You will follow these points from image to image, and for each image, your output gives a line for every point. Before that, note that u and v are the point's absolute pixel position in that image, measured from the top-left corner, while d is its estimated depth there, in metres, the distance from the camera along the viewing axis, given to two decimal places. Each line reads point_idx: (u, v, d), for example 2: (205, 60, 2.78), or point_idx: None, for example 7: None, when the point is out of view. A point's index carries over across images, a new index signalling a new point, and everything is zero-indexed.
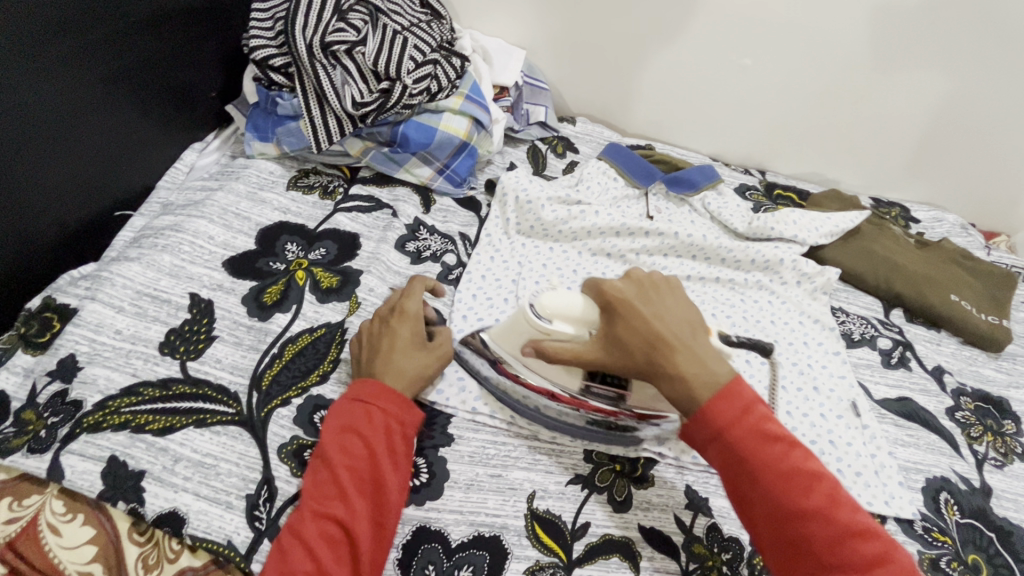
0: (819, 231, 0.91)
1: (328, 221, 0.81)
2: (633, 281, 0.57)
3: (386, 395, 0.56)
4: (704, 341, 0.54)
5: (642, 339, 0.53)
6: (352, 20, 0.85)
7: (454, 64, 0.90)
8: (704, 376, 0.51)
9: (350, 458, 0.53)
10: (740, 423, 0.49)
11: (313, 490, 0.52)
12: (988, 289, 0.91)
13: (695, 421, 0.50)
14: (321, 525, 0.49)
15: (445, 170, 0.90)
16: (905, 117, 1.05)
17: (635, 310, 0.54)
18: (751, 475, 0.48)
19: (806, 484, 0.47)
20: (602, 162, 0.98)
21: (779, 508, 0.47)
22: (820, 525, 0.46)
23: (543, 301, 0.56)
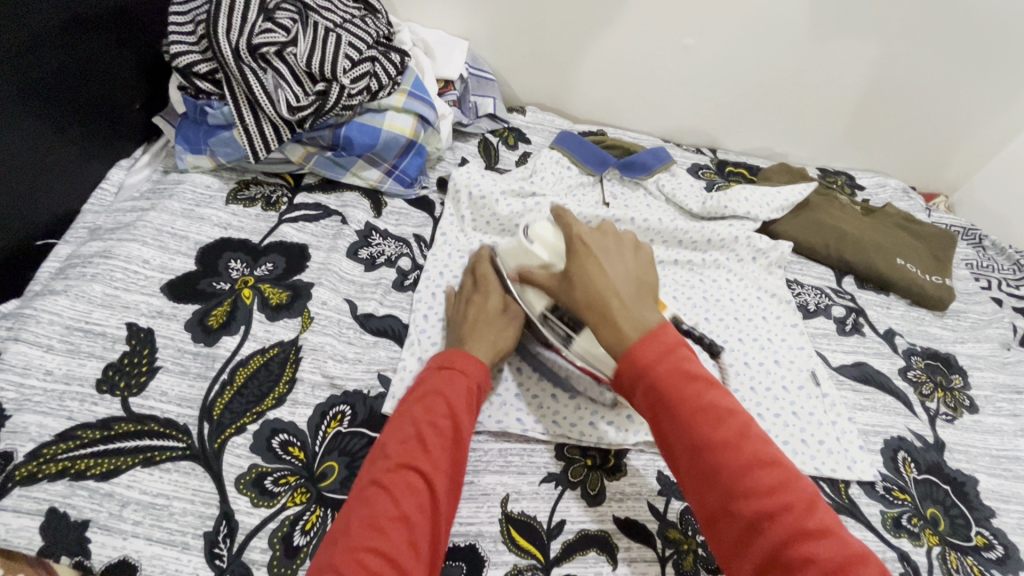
0: (770, 206, 0.93)
1: (274, 234, 0.78)
2: (594, 232, 0.61)
3: (473, 364, 0.58)
4: (647, 298, 0.55)
5: (590, 291, 0.55)
6: (280, 19, 0.80)
7: (393, 60, 0.86)
8: (634, 317, 0.52)
9: (435, 415, 0.53)
10: (670, 365, 0.48)
11: (396, 443, 0.51)
12: (930, 250, 0.95)
13: (621, 366, 0.50)
14: (403, 474, 0.48)
15: (394, 170, 0.87)
16: (846, 86, 1.07)
17: (593, 256, 0.58)
18: (676, 421, 0.46)
19: (737, 442, 0.44)
20: (554, 151, 0.97)
21: (696, 443, 0.45)
22: (744, 473, 0.43)
23: (534, 226, 0.64)
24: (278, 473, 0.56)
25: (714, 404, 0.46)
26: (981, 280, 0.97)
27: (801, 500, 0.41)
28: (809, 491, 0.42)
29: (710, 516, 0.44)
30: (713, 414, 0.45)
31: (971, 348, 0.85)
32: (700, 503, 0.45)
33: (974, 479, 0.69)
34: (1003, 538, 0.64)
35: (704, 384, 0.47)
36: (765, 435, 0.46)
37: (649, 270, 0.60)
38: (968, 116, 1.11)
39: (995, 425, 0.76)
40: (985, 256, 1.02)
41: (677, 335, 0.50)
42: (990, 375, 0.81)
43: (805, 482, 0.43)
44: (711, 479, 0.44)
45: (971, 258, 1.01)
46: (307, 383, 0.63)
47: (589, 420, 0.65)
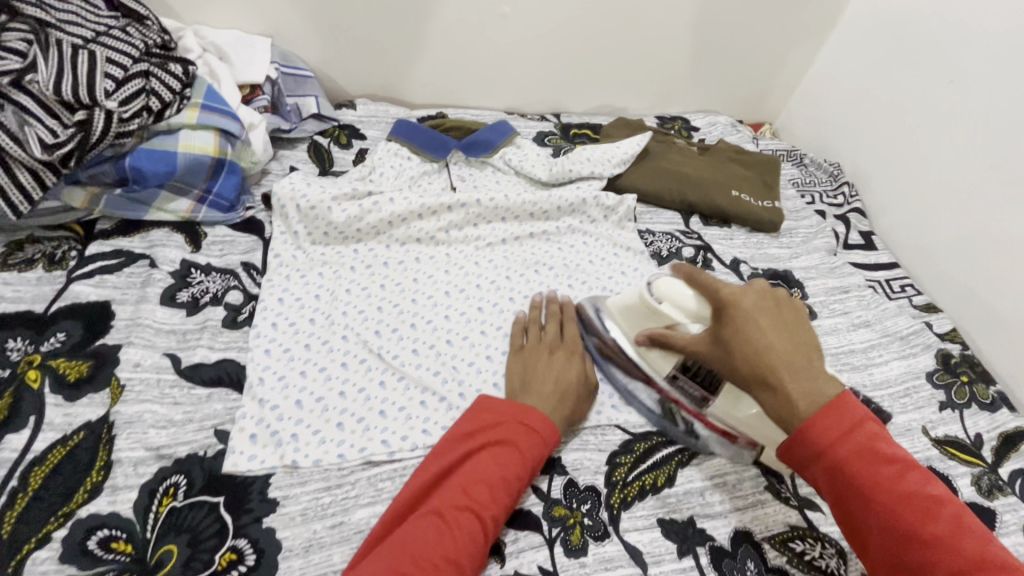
0: (612, 162, 0.94)
1: (62, 296, 0.66)
2: (756, 291, 0.55)
3: (553, 431, 0.56)
4: (814, 366, 0.51)
5: (751, 356, 0.51)
6: (11, 43, 0.66)
7: (172, 71, 0.76)
8: (810, 392, 0.49)
9: (508, 469, 0.52)
10: (856, 449, 0.47)
11: (465, 483, 0.50)
12: (760, 176, 1.02)
13: (797, 439, 0.49)
14: (464, 515, 0.48)
15: (207, 196, 0.77)
16: (665, 35, 1.11)
17: (748, 319, 0.53)
18: (875, 513, 0.46)
19: (943, 537, 0.44)
20: (391, 144, 0.91)
21: (896, 527, 0.45)
22: (951, 558, 0.43)
23: (660, 284, 0.62)
24: None
25: (909, 492, 0.46)
26: (806, 196, 1.06)
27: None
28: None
29: None
30: (912, 505, 0.45)
31: (805, 261, 0.93)
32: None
33: None
34: None
35: (902, 468, 0.47)
36: (983, 530, 0.45)
37: (810, 332, 0.54)
38: (775, 47, 1.20)
39: (832, 325, 0.83)
40: (807, 173, 1.12)
41: (863, 408, 0.49)
42: (822, 282, 0.89)
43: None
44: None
45: (797, 177, 1.10)
46: (126, 462, 0.54)
47: None
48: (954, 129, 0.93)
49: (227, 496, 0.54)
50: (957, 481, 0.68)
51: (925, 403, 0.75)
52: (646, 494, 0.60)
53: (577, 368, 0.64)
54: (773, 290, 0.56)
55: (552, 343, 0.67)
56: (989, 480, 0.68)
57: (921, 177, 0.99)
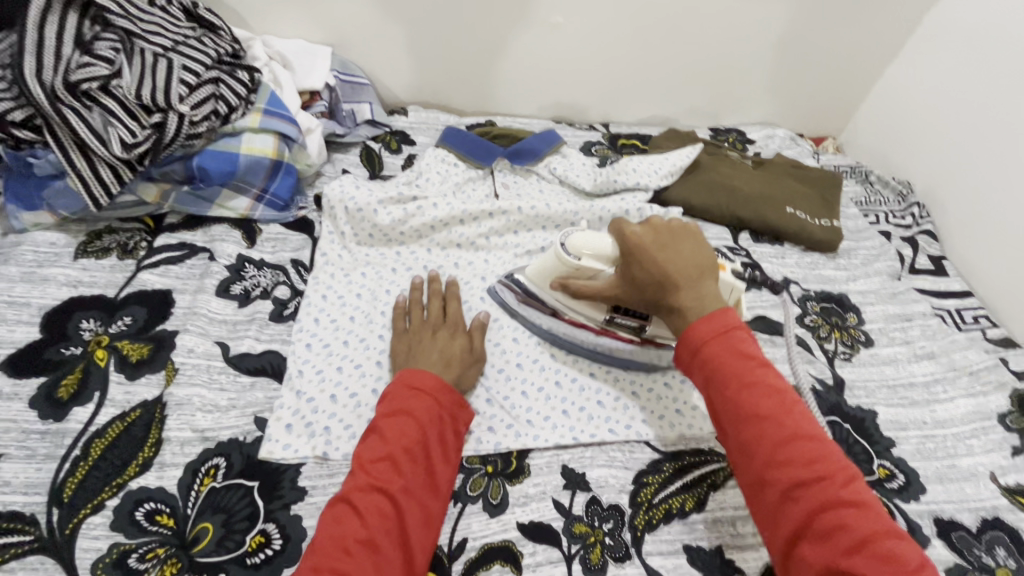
0: (659, 173, 0.93)
1: (131, 284, 0.72)
2: (649, 227, 0.63)
3: (446, 391, 0.58)
4: (708, 281, 0.59)
5: (649, 277, 0.60)
6: (100, 50, 0.73)
7: (240, 77, 0.81)
8: (703, 308, 0.56)
9: (406, 440, 0.53)
10: (722, 347, 0.53)
11: (366, 463, 0.51)
12: (818, 193, 0.97)
13: (682, 341, 0.56)
14: (373, 496, 0.49)
15: (264, 195, 0.82)
16: (722, 45, 1.08)
17: (647, 253, 0.60)
18: (726, 402, 0.51)
19: (784, 416, 0.49)
20: (439, 150, 0.93)
21: (741, 409, 0.50)
22: (778, 429, 0.49)
23: (573, 240, 0.66)
24: (143, 548, 0.51)
25: (762, 382, 0.51)
26: (869, 216, 1.00)
27: (842, 473, 0.47)
28: (847, 469, 0.47)
29: (751, 486, 0.49)
30: (757, 392, 0.50)
31: (863, 285, 0.87)
32: (743, 472, 0.50)
33: (874, 412, 0.71)
34: (903, 466, 0.66)
35: (758, 364, 0.52)
36: (808, 413, 0.51)
37: (708, 251, 0.62)
38: (841, 59, 1.14)
39: (891, 355, 0.78)
40: (872, 192, 1.05)
41: (737, 319, 0.55)
42: (882, 308, 0.84)
43: (839, 453, 0.48)
44: (754, 449, 0.49)
45: (860, 195, 1.04)
46: (174, 441, 0.58)
47: (487, 425, 0.63)
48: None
49: (261, 482, 0.57)
50: None
51: (995, 447, 0.69)
52: (673, 517, 0.58)
53: (461, 340, 0.65)
54: (667, 223, 0.64)
55: (431, 322, 0.67)
56: None
57: (1001, 200, 0.91)
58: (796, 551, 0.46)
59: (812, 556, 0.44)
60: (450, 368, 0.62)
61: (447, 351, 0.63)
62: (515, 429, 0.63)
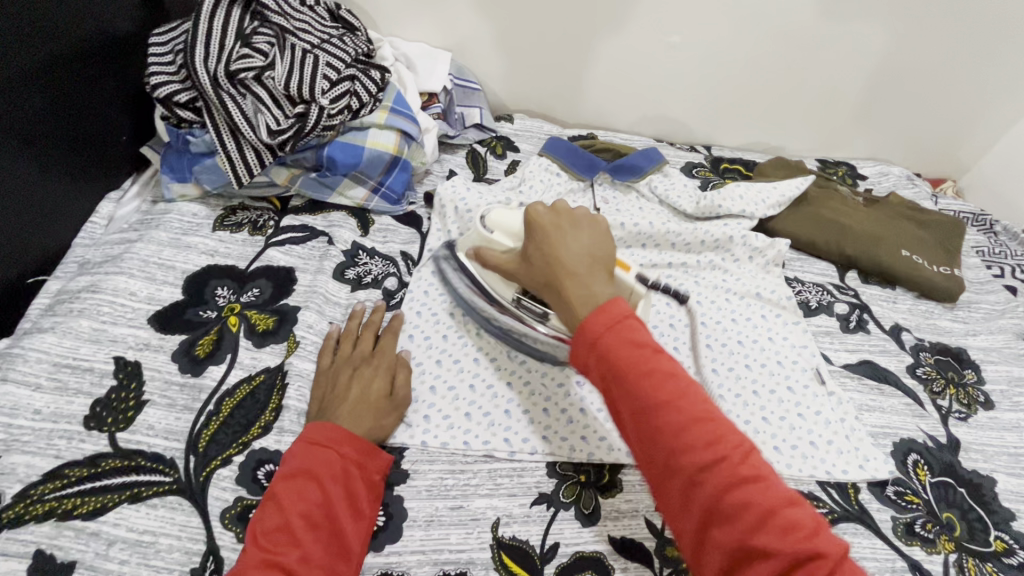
0: (766, 203, 0.90)
1: (260, 258, 0.78)
2: (552, 211, 0.57)
3: (354, 442, 0.55)
4: (601, 272, 0.53)
5: (545, 262, 0.54)
6: (257, 43, 0.80)
7: (373, 76, 0.86)
8: (589, 298, 0.50)
9: (305, 503, 0.50)
10: (617, 340, 0.46)
11: (260, 535, 0.48)
12: (936, 238, 0.92)
13: (576, 335, 0.48)
14: (270, 570, 0.45)
15: (380, 188, 0.87)
16: (841, 75, 1.04)
17: (545, 236, 0.55)
18: (625, 393, 0.45)
19: (682, 403, 0.44)
20: (543, 158, 0.95)
21: (638, 401, 0.44)
22: (677, 417, 0.43)
23: (492, 216, 0.67)
24: None
25: (661, 368, 0.45)
26: (993, 268, 0.93)
27: (740, 449, 0.42)
28: (748, 447, 0.43)
29: (657, 478, 0.44)
30: (656, 379, 0.45)
31: (984, 341, 0.81)
32: (647, 461, 0.45)
33: (992, 479, 0.66)
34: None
35: (650, 348, 0.46)
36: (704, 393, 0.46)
37: (608, 244, 0.56)
38: (971, 97, 1.07)
39: (1014, 421, 0.72)
40: (996, 242, 0.98)
41: (628, 305, 0.49)
42: (1005, 368, 0.78)
43: (736, 429, 0.44)
44: (657, 439, 0.44)
45: (982, 245, 0.97)
46: (293, 409, 0.62)
47: (581, 435, 0.64)
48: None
49: None
50: None
51: None
52: None
53: (382, 378, 0.62)
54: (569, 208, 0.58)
55: (355, 356, 0.65)
56: None
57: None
58: (703, 539, 0.42)
59: (720, 540, 0.40)
60: (366, 408, 0.59)
61: (362, 393, 0.60)
62: (608, 443, 0.63)
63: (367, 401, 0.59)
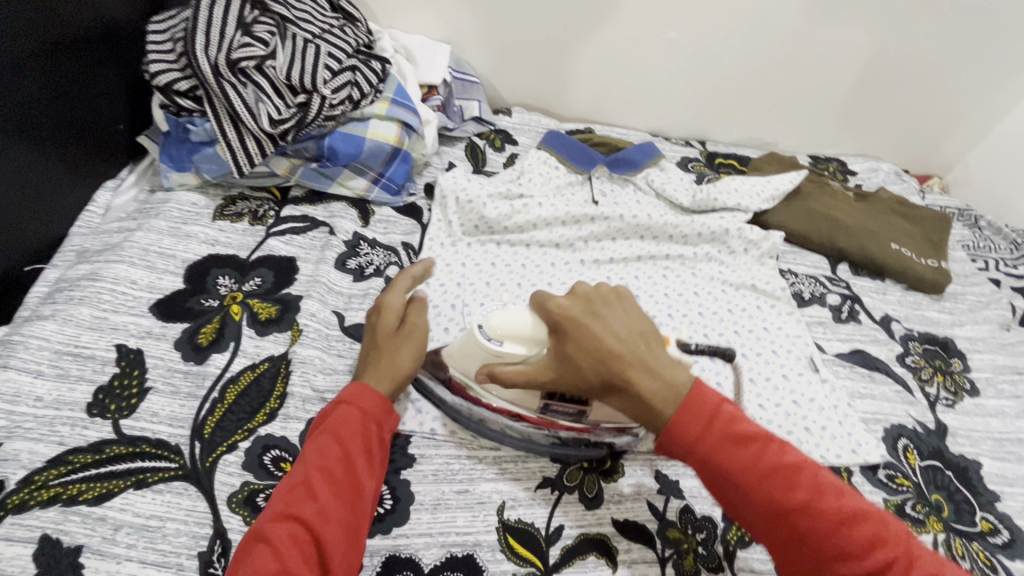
0: (760, 196, 0.92)
1: (261, 248, 0.78)
2: (580, 298, 0.54)
3: (366, 395, 0.55)
4: (658, 352, 0.53)
5: (597, 360, 0.51)
6: (258, 32, 0.79)
7: (374, 67, 0.86)
8: (663, 387, 0.50)
9: (323, 458, 0.50)
10: (720, 435, 0.49)
11: (282, 492, 0.48)
12: (924, 232, 0.94)
13: (664, 438, 0.50)
14: (288, 526, 0.45)
15: (381, 179, 0.87)
16: (832, 72, 1.07)
17: (593, 332, 0.52)
18: (737, 492, 0.47)
19: (817, 501, 0.46)
20: (542, 151, 0.96)
21: (766, 504, 0.47)
22: (819, 521, 0.45)
23: (490, 320, 0.56)
24: (271, 489, 0.56)
25: (778, 463, 0.48)
26: (977, 261, 0.96)
27: (898, 545, 0.45)
28: (900, 534, 0.46)
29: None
30: (785, 476, 0.47)
31: (969, 331, 0.84)
32: (791, 566, 0.46)
33: (978, 463, 0.69)
34: (1008, 521, 0.64)
35: (764, 443, 0.49)
36: (836, 481, 0.48)
37: (646, 320, 0.55)
38: (957, 95, 1.10)
39: (998, 407, 0.75)
40: (981, 237, 1.01)
41: (716, 394, 0.51)
42: (990, 357, 0.81)
43: (891, 520, 0.46)
44: (796, 540, 0.46)
45: (968, 239, 1.00)
46: (298, 396, 0.63)
47: None
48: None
49: None
50: None
51: None
52: None
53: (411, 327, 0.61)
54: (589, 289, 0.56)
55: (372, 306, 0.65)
56: None
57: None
58: None
59: None
60: (374, 353, 0.59)
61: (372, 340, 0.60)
62: None
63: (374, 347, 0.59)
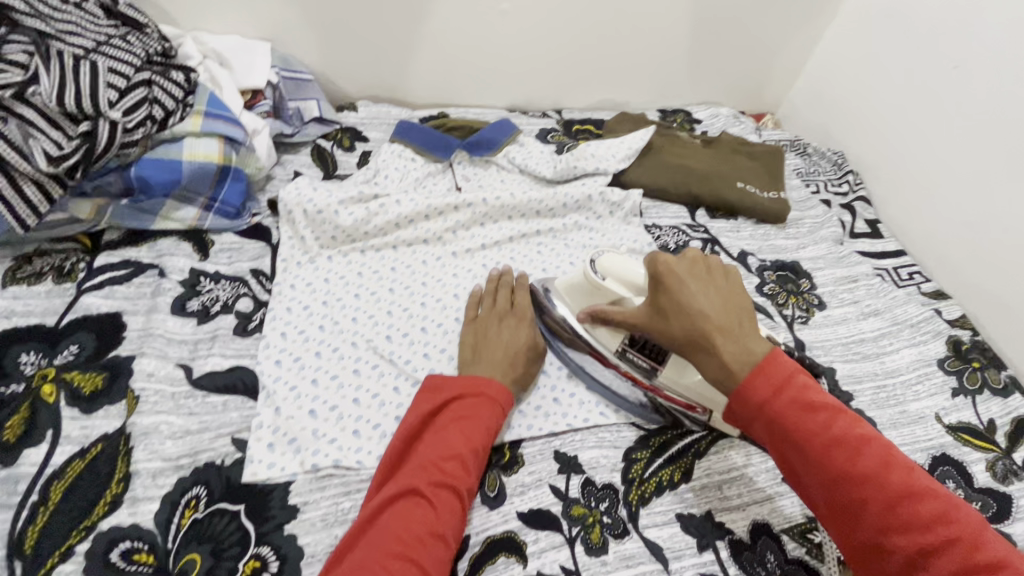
0: (616, 157, 0.94)
1: (73, 309, 0.66)
2: (687, 260, 0.57)
3: (507, 395, 0.60)
4: (745, 326, 0.53)
5: (685, 321, 0.54)
6: (11, 55, 0.66)
7: (174, 78, 0.76)
8: (744, 358, 0.50)
9: (467, 438, 0.55)
10: (788, 401, 0.48)
11: (435, 460, 0.53)
12: (764, 168, 1.02)
13: (734, 401, 0.50)
14: (442, 492, 0.51)
15: (213, 204, 0.77)
16: (663, 27, 1.10)
17: (681, 285, 0.55)
18: (807, 460, 0.47)
19: (882, 477, 0.45)
20: (395, 145, 0.91)
21: (829, 472, 0.46)
22: (878, 491, 0.45)
23: (603, 259, 0.63)
24: None
25: (856, 446, 0.47)
26: (810, 186, 1.06)
27: (969, 533, 0.43)
28: (970, 522, 0.43)
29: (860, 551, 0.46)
30: (897, 491, 0.45)
31: (812, 252, 0.93)
32: (851, 537, 0.47)
33: (832, 370, 0.76)
34: (862, 417, 0.72)
35: (832, 414, 0.48)
36: (905, 459, 0.47)
37: (745, 296, 0.56)
38: (774, 34, 1.19)
39: (842, 315, 0.84)
40: (811, 163, 1.12)
41: (792, 363, 0.50)
42: (830, 272, 0.90)
43: (961, 509, 0.44)
44: (855, 514, 0.46)
45: (800, 167, 1.10)
46: (145, 473, 0.54)
47: None
48: (967, 104, 0.93)
49: (247, 504, 0.54)
50: (971, 467, 0.68)
51: (937, 390, 0.76)
52: (664, 489, 0.60)
53: (527, 330, 0.68)
54: (707, 256, 0.58)
55: (500, 311, 0.70)
56: (1004, 465, 0.68)
57: (931, 148, 0.99)
58: None
59: None
60: (513, 355, 0.65)
61: (514, 341, 0.66)
62: (508, 421, 0.63)
63: (517, 350, 0.65)
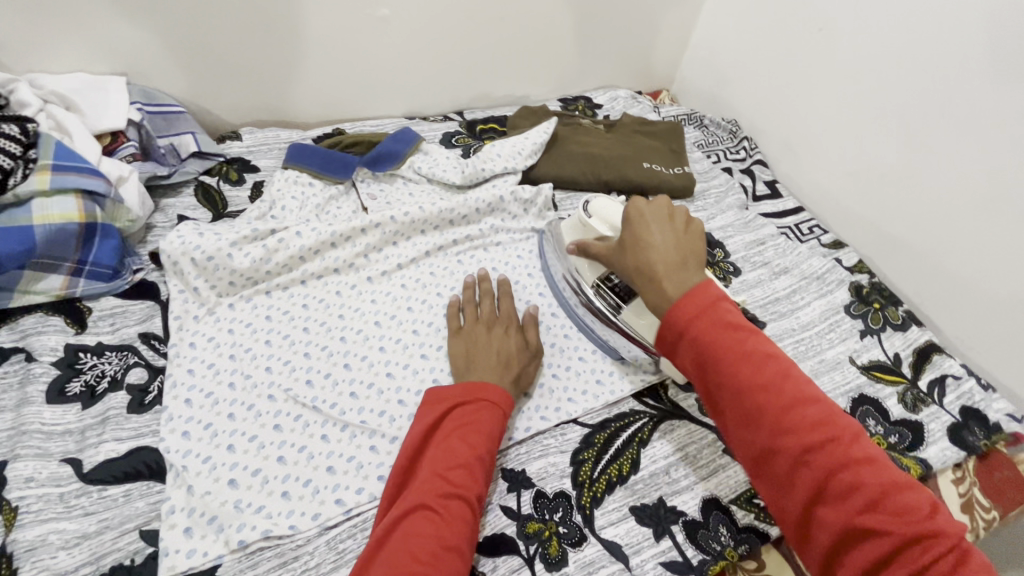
0: (523, 154, 0.93)
1: None
2: (654, 205, 0.62)
3: (508, 399, 0.59)
4: (693, 261, 0.56)
5: (638, 257, 0.58)
6: None
7: (8, 130, 0.65)
8: (677, 279, 0.53)
9: (470, 445, 0.54)
10: (708, 324, 0.49)
11: (440, 470, 0.52)
12: (666, 145, 1.04)
13: (666, 318, 0.51)
14: (450, 504, 0.50)
15: (83, 267, 0.68)
16: (550, 17, 1.10)
17: (641, 221, 0.60)
18: (720, 379, 0.48)
19: (778, 383, 0.47)
20: (288, 170, 0.85)
21: (738, 386, 0.47)
22: (773, 399, 0.46)
23: (595, 203, 0.72)
24: None
25: (777, 371, 0.48)
26: (711, 156, 1.10)
27: (847, 431, 0.46)
28: (850, 425, 0.46)
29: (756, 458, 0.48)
30: (787, 391, 0.47)
31: (721, 220, 0.96)
32: (744, 442, 0.48)
33: None
34: None
35: (744, 332, 0.49)
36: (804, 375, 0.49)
37: (701, 237, 0.60)
38: (657, 13, 1.22)
39: (756, 278, 0.87)
40: (708, 134, 1.16)
41: (716, 289, 0.52)
42: (740, 237, 0.93)
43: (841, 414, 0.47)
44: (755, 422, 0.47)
45: (700, 140, 1.14)
46: None
47: None
48: (837, 63, 0.99)
49: None
50: (886, 402, 0.73)
51: (847, 335, 0.81)
52: (615, 485, 0.60)
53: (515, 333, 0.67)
54: (673, 203, 0.63)
55: (484, 318, 0.69)
56: (913, 394, 0.74)
57: (814, 106, 1.05)
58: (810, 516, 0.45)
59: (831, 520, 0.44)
60: (503, 357, 0.64)
61: (502, 345, 0.65)
62: None
63: (508, 350, 0.65)
